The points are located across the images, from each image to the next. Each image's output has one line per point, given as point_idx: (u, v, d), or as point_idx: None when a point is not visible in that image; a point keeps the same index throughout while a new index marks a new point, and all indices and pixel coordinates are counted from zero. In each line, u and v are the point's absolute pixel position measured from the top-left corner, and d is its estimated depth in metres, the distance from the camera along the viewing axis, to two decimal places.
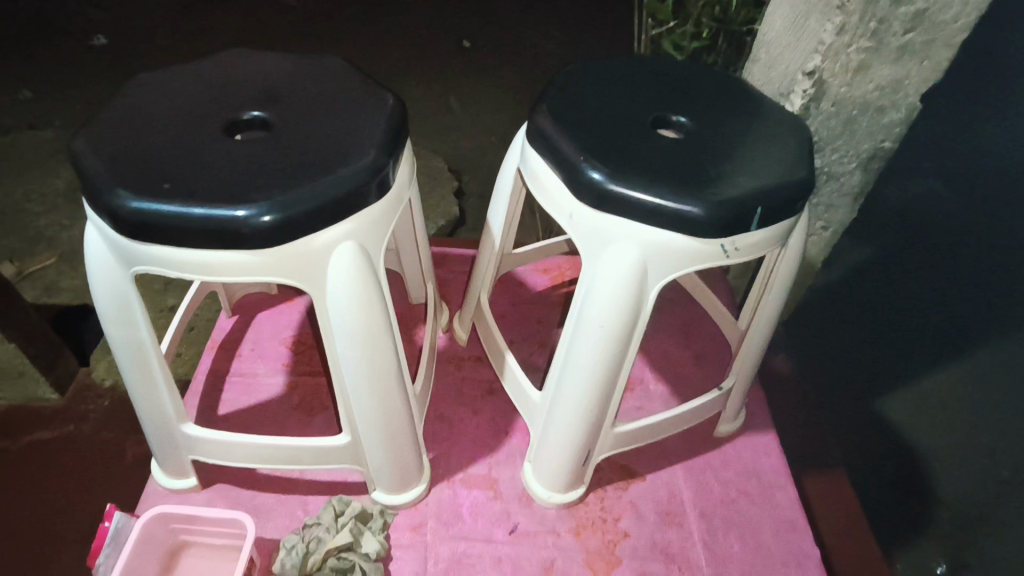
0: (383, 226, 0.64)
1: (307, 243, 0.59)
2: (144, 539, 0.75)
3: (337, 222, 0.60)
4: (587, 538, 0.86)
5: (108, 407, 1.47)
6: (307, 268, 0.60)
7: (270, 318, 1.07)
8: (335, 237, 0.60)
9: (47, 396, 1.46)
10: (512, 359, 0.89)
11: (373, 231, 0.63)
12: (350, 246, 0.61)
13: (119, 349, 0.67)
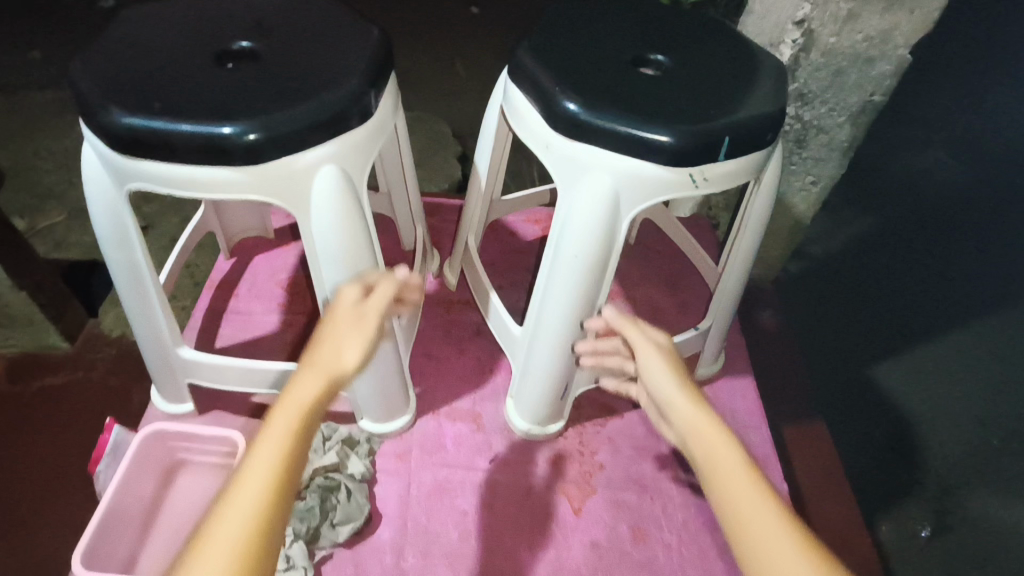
0: (364, 153, 0.66)
1: (290, 164, 0.62)
2: (145, 455, 0.79)
3: (319, 145, 0.62)
4: (564, 468, 0.90)
5: (115, 355, 1.53)
6: (289, 189, 0.63)
7: (266, 260, 1.10)
8: (317, 159, 0.62)
9: (57, 344, 1.51)
10: (496, 297, 0.92)
11: (355, 156, 0.65)
12: (331, 169, 0.63)
13: (116, 271, 0.71)
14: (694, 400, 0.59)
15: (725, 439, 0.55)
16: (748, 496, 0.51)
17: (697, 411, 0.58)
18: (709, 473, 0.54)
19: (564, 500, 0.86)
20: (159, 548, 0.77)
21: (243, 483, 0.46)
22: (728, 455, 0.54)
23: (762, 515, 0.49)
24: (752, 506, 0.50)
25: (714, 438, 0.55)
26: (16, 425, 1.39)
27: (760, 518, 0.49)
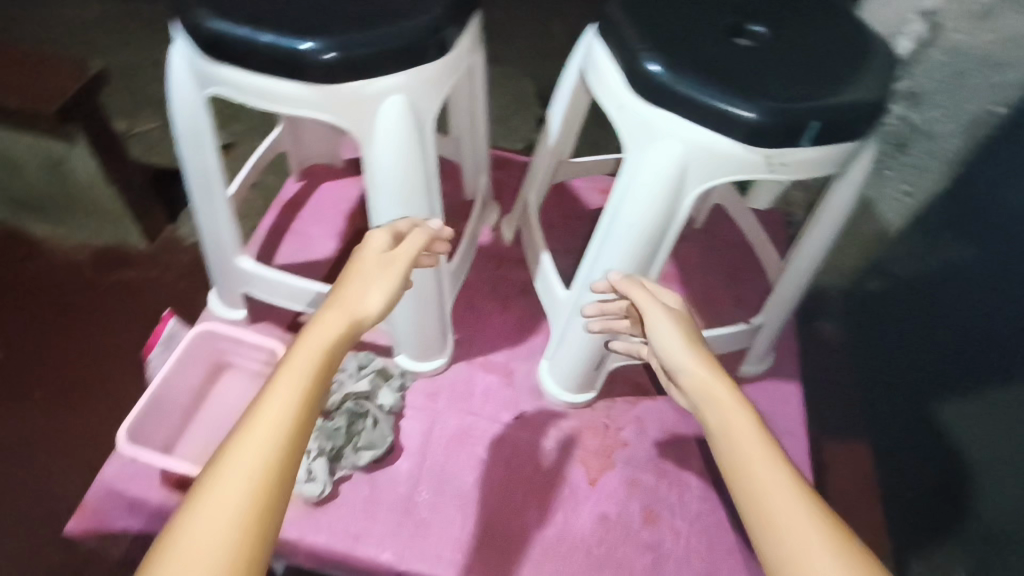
0: (435, 89, 0.65)
1: (362, 88, 0.62)
2: (196, 350, 0.85)
3: (391, 74, 0.62)
4: (587, 438, 0.89)
5: (189, 261, 1.57)
6: (357, 115, 0.63)
7: (332, 188, 1.13)
8: (387, 88, 0.62)
9: (136, 241, 1.58)
10: (547, 259, 0.90)
11: (427, 91, 0.65)
12: (399, 100, 0.63)
13: (189, 172, 0.74)
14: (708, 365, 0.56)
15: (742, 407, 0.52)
16: (768, 466, 0.48)
17: (711, 377, 0.55)
18: (725, 442, 0.50)
19: (581, 468, 0.86)
20: (199, 439, 0.83)
21: (264, 413, 0.45)
22: (743, 425, 0.51)
23: (783, 487, 0.46)
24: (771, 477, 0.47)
25: (732, 407, 0.52)
26: (86, 309, 1.46)
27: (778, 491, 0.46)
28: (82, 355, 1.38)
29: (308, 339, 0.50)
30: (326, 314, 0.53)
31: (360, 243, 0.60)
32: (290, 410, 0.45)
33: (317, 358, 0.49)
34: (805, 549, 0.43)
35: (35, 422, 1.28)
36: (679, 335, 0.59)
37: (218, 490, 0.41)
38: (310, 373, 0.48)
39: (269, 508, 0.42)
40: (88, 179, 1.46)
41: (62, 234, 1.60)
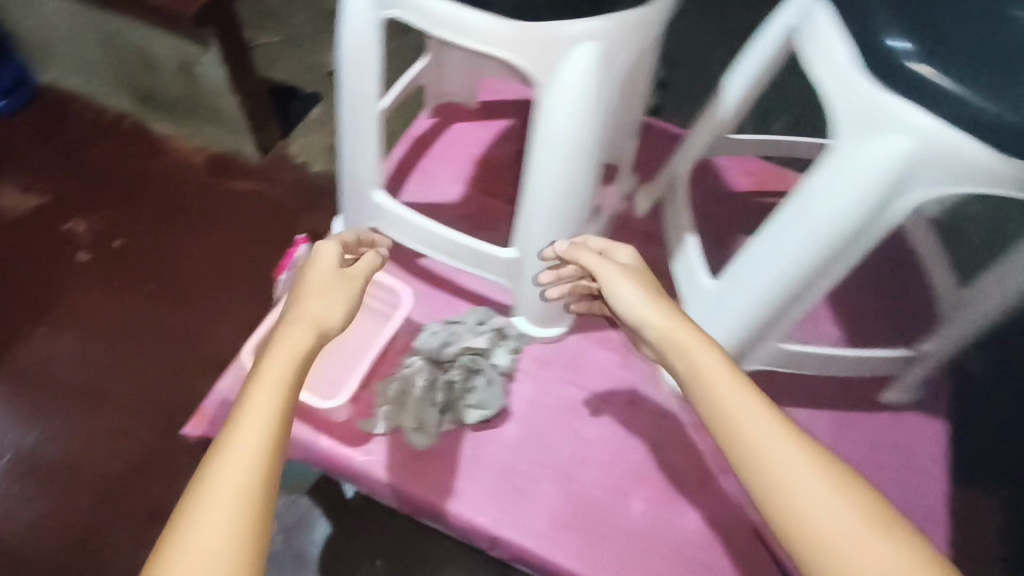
0: (627, 42, 0.59)
1: (554, 29, 0.56)
2: None
3: (588, 18, 0.55)
4: (704, 437, 0.84)
5: (297, 178, 1.60)
6: (542, 60, 0.57)
7: (464, 129, 1.08)
8: (581, 34, 0.56)
9: (250, 153, 1.61)
10: (694, 241, 0.83)
11: (620, 40, 0.58)
12: (591, 50, 0.56)
13: (345, 99, 0.70)
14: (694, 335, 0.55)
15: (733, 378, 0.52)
16: (754, 419, 0.49)
17: (700, 347, 0.54)
18: (719, 423, 0.50)
19: (692, 467, 0.81)
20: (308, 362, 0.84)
21: (233, 454, 0.44)
22: (737, 399, 0.50)
23: (771, 435, 0.48)
24: (777, 449, 0.48)
25: (725, 378, 0.52)
26: (201, 215, 1.51)
27: (785, 459, 0.47)
28: (192, 254, 1.46)
29: (272, 360, 0.50)
30: (292, 329, 0.52)
31: (303, 262, 0.59)
32: (257, 439, 0.45)
33: (285, 372, 0.49)
34: (822, 520, 0.45)
35: (143, 317, 1.38)
36: (660, 311, 0.57)
37: (196, 533, 0.42)
38: (277, 395, 0.47)
39: (253, 540, 0.42)
40: (216, 88, 1.48)
41: (186, 135, 1.64)
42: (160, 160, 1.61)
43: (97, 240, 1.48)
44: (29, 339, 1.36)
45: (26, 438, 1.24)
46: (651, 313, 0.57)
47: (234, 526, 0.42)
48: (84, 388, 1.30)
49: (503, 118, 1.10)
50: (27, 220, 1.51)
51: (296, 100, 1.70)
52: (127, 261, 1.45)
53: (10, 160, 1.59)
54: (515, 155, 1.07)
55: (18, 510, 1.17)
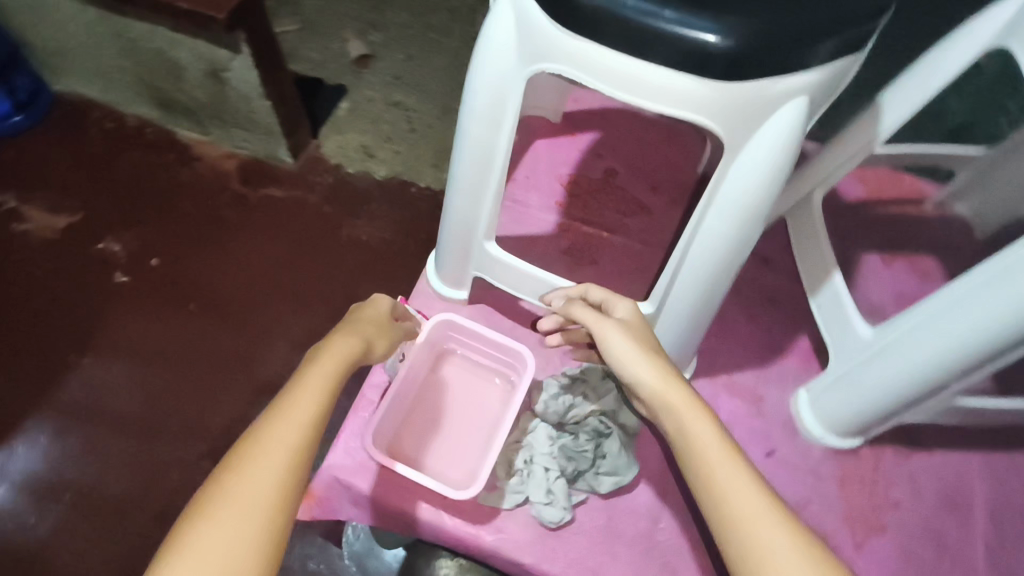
0: (830, 92, 0.51)
1: (756, 88, 0.48)
2: (430, 337, 0.78)
3: (803, 71, 0.47)
4: (852, 492, 0.78)
5: (332, 184, 1.30)
6: (737, 117, 0.50)
7: (549, 148, 1.00)
8: (792, 89, 0.48)
9: (284, 158, 1.31)
10: (840, 278, 0.79)
11: (825, 93, 0.50)
12: (801, 106, 0.49)
13: (466, 148, 0.62)
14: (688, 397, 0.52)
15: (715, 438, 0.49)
16: (732, 476, 0.47)
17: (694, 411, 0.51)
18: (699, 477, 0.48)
19: (844, 529, 0.76)
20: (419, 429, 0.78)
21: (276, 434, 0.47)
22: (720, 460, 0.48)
23: (749, 493, 0.46)
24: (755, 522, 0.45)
25: (709, 440, 0.49)
26: (240, 227, 1.25)
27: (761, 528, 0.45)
28: (230, 279, 1.20)
29: (320, 360, 0.53)
30: (337, 341, 0.56)
31: (355, 307, 0.63)
32: (298, 429, 0.48)
33: (331, 375, 0.52)
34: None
35: (195, 342, 1.13)
36: (655, 370, 0.54)
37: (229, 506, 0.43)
38: (320, 394, 0.50)
39: (280, 520, 0.44)
40: (248, 94, 1.17)
41: (213, 141, 1.34)
42: (190, 169, 1.31)
43: (130, 261, 1.21)
44: (71, 372, 1.10)
45: (81, 474, 1.02)
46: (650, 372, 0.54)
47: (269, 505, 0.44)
48: (141, 417, 1.07)
49: (590, 133, 1.01)
50: (55, 245, 1.22)
51: (322, 95, 1.40)
52: (170, 282, 1.19)
53: (19, 176, 1.29)
54: (607, 173, 0.98)
55: (82, 556, 0.97)
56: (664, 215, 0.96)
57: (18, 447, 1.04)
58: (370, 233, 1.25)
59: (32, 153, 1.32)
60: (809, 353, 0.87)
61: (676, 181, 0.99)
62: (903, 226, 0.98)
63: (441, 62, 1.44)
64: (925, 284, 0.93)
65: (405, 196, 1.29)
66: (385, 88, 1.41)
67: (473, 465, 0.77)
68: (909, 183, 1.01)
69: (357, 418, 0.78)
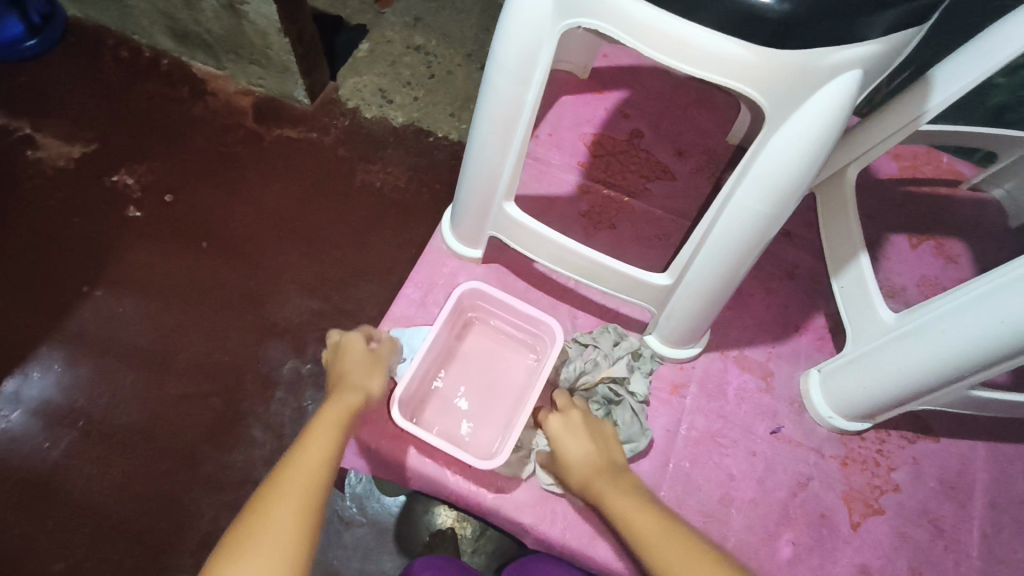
0: (887, 64, 0.48)
1: (807, 57, 0.45)
2: (454, 308, 0.78)
3: (862, 42, 0.45)
4: (853, 473, 0.78)
5: (348, 127, 1.27)
6: (784, 89, 0.48)
7: (574, 104, 0.96)
8: (847, 61, 0.45)
9: (299, 98, 1.28)
10: (866, 260, 0.77)
11: (880, 65, 0.47)
12: (853, 80, 0.46)
13: (493, 103, 0.60)
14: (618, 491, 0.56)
15: (642, 514, 0.52)
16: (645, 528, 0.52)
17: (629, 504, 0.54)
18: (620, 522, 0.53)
19: (843, 508, 0.76)
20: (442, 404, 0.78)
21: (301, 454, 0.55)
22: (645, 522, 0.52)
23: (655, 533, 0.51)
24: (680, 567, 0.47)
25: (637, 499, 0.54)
26: (253, 165, 1.23)
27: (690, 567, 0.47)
28: (242, 218, 1.18)
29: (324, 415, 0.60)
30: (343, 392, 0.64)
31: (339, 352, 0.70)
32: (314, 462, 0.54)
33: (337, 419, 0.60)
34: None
35: (204, 281, 1.13)
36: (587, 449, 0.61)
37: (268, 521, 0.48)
38: (332, 428, 0.58)
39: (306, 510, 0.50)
40: (265, 29, 1.13)
41: (229, 77, 1.31)
42: (204, 104, 1.29)
43: (143, 194, 1.20)
44: (84, 303, 1.11)
45: (92, 405, 1.04)
46: (586, 455, 0.61)
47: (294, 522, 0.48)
48: (152, 351, 1.08)
49: (618, 91, 0.98)
50: (70, 174, 1.21)
51: (342, 34, 1.36)
52: (182, 220, 1.18)
53: (32, 100, 1.26)
54: (632, 134, 0.95)
55: (95, 481, 0.99)
56: (689, 180, 0.93)
57: (34, 373, 1.06)
58: (384, 178, 1.22)
59: (44, 78, 1.29)
60: (825, 332, 0.86)
61: (703, 146, 0.95)
62: (935, 205, 0.95)
63: (466, 6, 1.39)
64: (950, 268, 0.90)
65: (421, 144, 1.26)
66: (405, 30, 1.36)
67: (494, 437, 0.77)
68: (944, 163, 0.98)
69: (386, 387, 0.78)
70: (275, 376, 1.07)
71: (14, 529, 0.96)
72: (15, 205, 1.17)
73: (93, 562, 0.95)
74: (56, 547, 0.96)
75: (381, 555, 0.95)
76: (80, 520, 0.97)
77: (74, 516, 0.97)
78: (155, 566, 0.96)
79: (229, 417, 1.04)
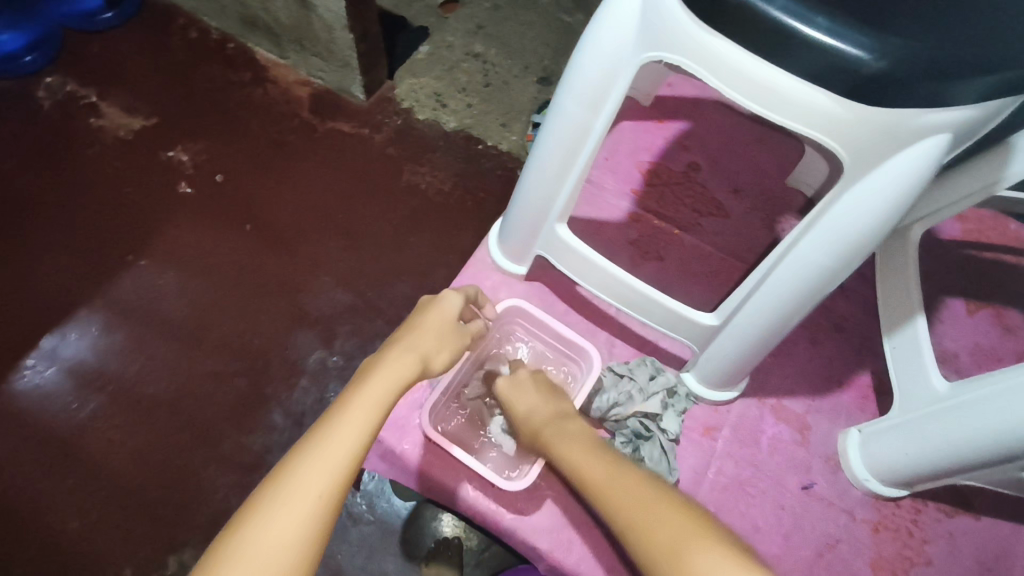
0: (976, 131, 0.46)
1: (893, 116, 0.44)
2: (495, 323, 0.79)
3: (955, 106, 0.43)
4: (884, 540, 0.75)
5: (401, 127, 1.28)
6: (867, 144, 0.46)
7: (633, 130, 0.96)
8: (934, 124, 0.44)
9: (356, 94, 1.29)
10: (922, 324, 0.74)
11: (967, 132, 0.46)
12: (939, 145, 0.45)
13: (559, 125, 0.59)
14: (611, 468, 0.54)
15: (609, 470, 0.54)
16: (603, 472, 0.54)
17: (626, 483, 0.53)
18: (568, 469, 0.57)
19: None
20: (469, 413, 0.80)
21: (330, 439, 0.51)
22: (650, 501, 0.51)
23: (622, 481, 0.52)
24: (668, 527, 0.46)
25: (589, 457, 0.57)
26: (306, 155, 1.25)
27: (672, 524, 0.46)
28: (288, 206, 1.20)
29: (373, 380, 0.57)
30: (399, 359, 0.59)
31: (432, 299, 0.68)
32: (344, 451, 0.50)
33: (388, 386, 0.57)
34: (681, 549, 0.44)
35: (245, 263, 1.15)
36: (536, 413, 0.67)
37: (268, 527, 0.46)
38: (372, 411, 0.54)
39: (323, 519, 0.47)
40: (333, 24, 1.15)
41: (291, 67, 1.34)
42: (264, 91, 1.31)
43: (196, 172, 1.22)
44: (129, 271, 1.13)
45: (126, 371, 1.06)
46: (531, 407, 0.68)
47: (310, 522, 0.47)
48: (186, 326, 1.10)
49: (679, 121, 0.97)
50: (128, 145, 1.24)
51: (405, 36, 1.38)
52: (230, 201, 1.20)
53: (101, 70, 1.30)
54: (688, 167, 0.94)
55: (118, 448, 1.01)
56: (741, 219, 0.91)
57: (73, 333, 1.08)
58: (431, 182, 1.23)
59: (115, 50, 1.33)
60: (868, 391, 0.83)
61: (759, 186, 0.94)
62: (995, 272, 0.91)
63: (529, 19, 1.39)
64: (1007, 339, 0.86)
65: (470, 152, 1.26)
66: (467, 37, 1.37)
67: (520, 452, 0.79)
68: (1011, 230, 0.94)
69: (419, 390, 0.78)
70: (302, 365, 1.08)
71: (37, 484, 0.98)
72: (74, 170, 1.21)
73: (106, 529, 0.97)
74: (73, 506, 0.97)
75: (385, 557, 0.94)
76: (101, 482, 0.99)
77: (95, 479, 0.99)
78: (165, 539, 0.97)
79: (255, 400, 1.05)
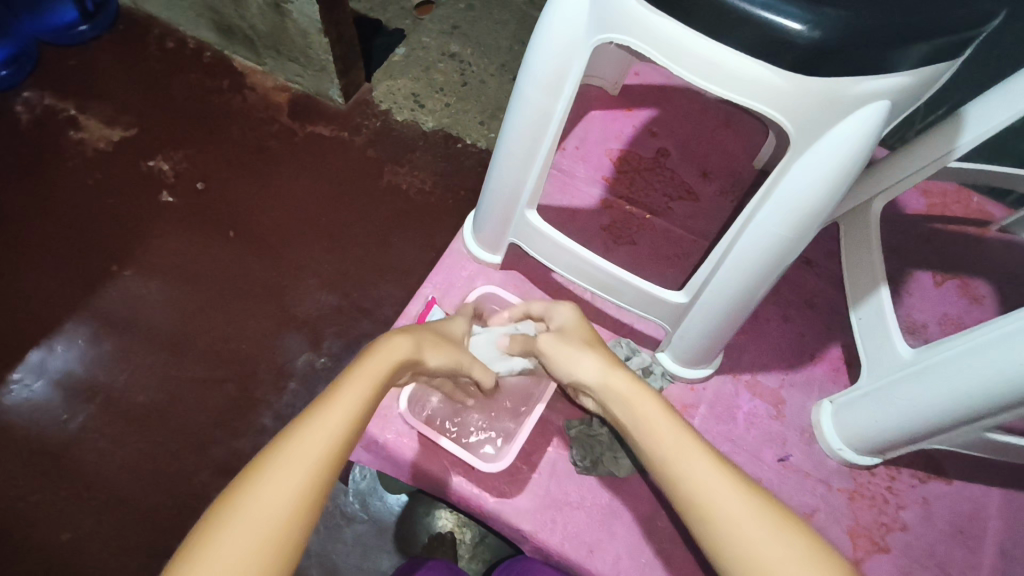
0: (915, 97, 0.48)
1: (833, 85, 0.46)
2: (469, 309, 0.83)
3: (892, 73, 0.45)
4: (860, 507, 0.77)
5: (379, 129, 1.30)
6: (811, 114, 0.48)
7: (603, 119, 0.97)
8: (873, 91, 0.46)
9: (333, 97, 1.30)
10: (886, 294, 0.76)
11: (906, 99, 0.48)
12: (879, 111, 0.47)
13: (521, 111, 0.61)
14: (749, 500, 0.46)
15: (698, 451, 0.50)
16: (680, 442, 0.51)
17: (748, 511, 0.46)
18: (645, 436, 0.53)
19: (849, 544, 0.75)
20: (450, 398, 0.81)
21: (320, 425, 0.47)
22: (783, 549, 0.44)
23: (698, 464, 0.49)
24: (749, 526, 0.45)
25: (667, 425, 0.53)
26: (285, 159, 1.26)
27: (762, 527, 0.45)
28: (268, 210, 1.21)
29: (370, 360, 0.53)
30: (386, 341, 0.55)
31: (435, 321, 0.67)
32: (318, 456, 0.45)
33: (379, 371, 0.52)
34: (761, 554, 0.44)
35: (229, 269, 1.16)
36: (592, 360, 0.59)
37: (256, 505, 0.42)
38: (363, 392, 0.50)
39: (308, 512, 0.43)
40: (306, 28, 1.16)
41: (267, 72, 1.34)
42: (242, 98, 1.32)
43: (176, 181, 1.23)
44: (113, 281, 1.14)
45: (113, 381, 1.07)
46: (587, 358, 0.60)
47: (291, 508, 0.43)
48: (172, 333, 1.10)
49: (648, 109, 0.98)
50: (108, 157, 1.24)
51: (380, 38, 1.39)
52: (211, 208, 1.21)
53: (78, 84, 1.31)
54: (659, 153, 0.96)
55: (107, 457, 1.02)
56: (712, 202, 0.93)
57: (58, 346, 1.08)
58: (411, 181, 1.24)
59: (92, 63, 1.33)
60: (840, 363, 0.85)
61: (729, 169, 0.96)
62: (960, 245, 0.93)
63: (503, 17, 1.37)
64: (973, 308, 0.89)
65: (449, 150, 1.28)
66: (442, 37, 1.33)
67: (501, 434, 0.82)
68: (974, 204, 0.96)
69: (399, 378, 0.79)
70: (289, 367, 1.08)
71: (27, 497, 0.99)
72: (54, 183, 1.21)
73: (98, 537, 0.97)
74: (65, 516, 0.98)
75: (377, 551, 0.96)
76: (92, 491, 1.00)
77: (86, 488, 1.00)
78: (158, 544, 0.97)
79: (243, 404, 1.06)
